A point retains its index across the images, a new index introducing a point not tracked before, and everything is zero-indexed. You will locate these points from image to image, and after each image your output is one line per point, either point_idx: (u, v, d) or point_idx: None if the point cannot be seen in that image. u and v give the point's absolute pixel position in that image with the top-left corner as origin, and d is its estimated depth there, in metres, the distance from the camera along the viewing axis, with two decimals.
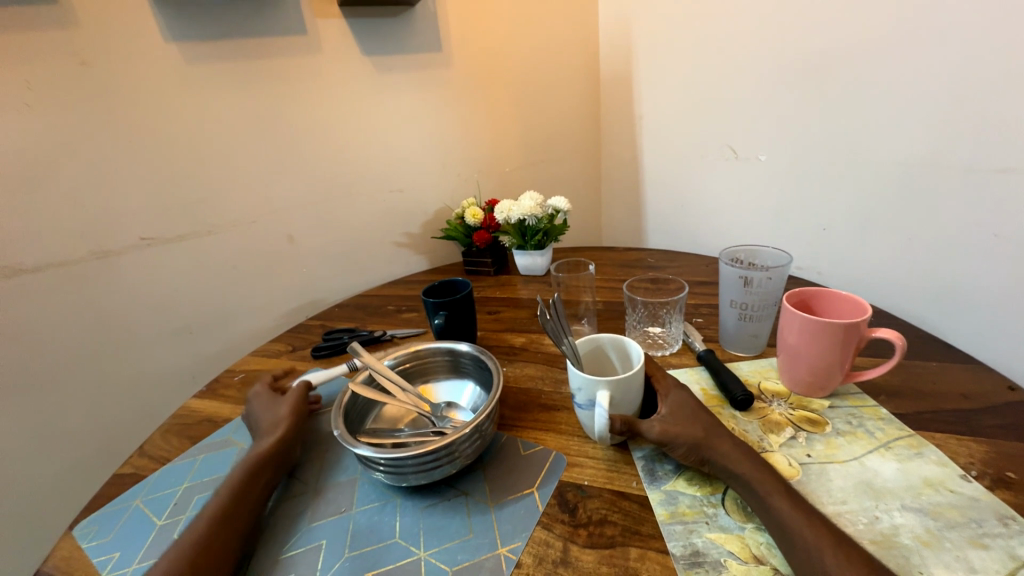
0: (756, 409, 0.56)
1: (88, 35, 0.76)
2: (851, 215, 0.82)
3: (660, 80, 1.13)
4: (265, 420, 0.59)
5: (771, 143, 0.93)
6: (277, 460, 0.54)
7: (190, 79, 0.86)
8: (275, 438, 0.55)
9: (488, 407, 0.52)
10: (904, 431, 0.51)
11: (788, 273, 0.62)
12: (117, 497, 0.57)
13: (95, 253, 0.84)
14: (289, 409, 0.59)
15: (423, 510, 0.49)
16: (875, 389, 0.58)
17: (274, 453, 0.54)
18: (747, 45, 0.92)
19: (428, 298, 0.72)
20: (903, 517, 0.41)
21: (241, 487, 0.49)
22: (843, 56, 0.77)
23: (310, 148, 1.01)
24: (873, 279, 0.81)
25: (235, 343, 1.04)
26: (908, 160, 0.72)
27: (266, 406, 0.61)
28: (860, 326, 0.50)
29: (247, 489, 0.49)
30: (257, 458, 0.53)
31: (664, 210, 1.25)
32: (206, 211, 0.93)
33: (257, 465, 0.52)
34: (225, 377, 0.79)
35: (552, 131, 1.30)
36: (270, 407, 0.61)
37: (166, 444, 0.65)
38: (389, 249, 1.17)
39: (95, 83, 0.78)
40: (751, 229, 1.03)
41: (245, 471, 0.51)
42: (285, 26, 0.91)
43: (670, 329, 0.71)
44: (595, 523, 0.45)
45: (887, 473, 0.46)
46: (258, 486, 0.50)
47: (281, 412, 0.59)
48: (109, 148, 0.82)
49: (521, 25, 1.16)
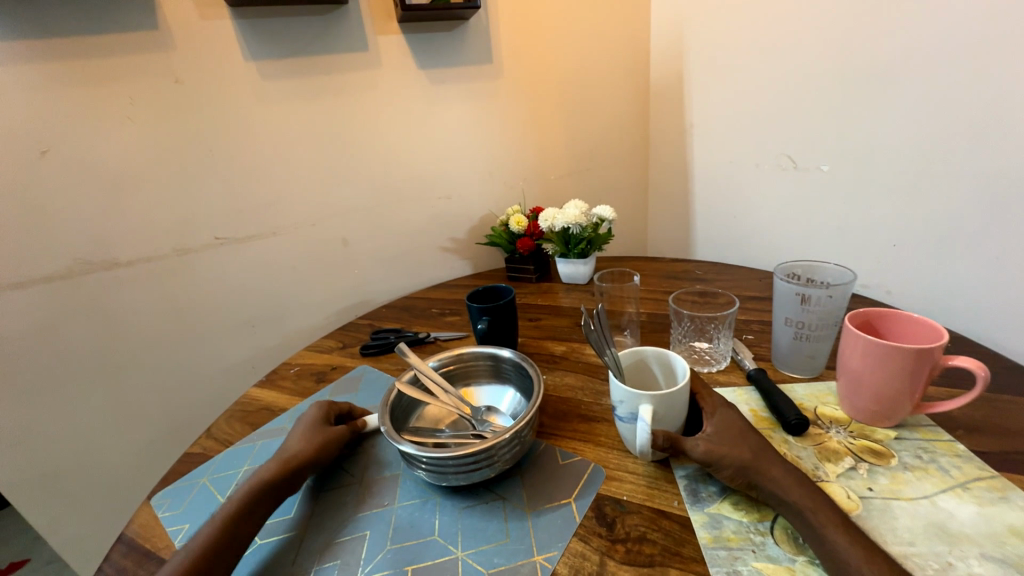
0: (811, 435, 0.53)
1: (181, 55, 0.85)
2: (928, 232, 0.76)
3: (713, 88, 1.10)
4: (290, 441, 0.57)
5: (835, 152, 0.88)
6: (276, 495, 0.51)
7: (264, 93, 0.93)
8: (281, 468, 0.53)
9: (528, 414, 0.52)
10: (986, 471, 0.46)
11: (851, 292, 0.58)
12: (187, 474, 0.62)
13: (176, 251, 0.93)
14: (315, 442, 0.56)
15: (461, 510, 0.51)
16: (951, 422, 0.53)
17: (276, 484, 0.52)
18: (810, 49, 0.88)
19: (472, 303, 0.74)
20: (981, 567, 0.37)
21: (231, 520, 0.47)
22: (920, 59, 0.72)
23: (367, 157, 1.07)
24: (952, 302, 0.74)
25: (292, 338, 1.11)
26: (992, 175, 0.67)
27: (303, 426, 0.59)
28: (934, 352, 0.46)
29: (237, 522, 0.48)
30: (258, 488, 0.51)
31: (713, 220, 1.21)
32: (272, 214, 1.01)
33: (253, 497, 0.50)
34: (283, 369, 0.84)
35: (599, 140, 1.29)
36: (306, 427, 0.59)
37: (230, 428, 0.70)
38: (435, 254, 1.22)
39: (184, 98, 0.87)
40: (810, 242, 0.97)
41: (242, 500, 0.49)
42: (349, 43, 0.97)
43: (718, 345, 0.69)
44: (633, 539, 0.44)
45: (963, 516, 0.42)
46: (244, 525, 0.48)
47: (306, 440, 0.57)
48: (192, 156, 0.90)
49: (572, 35, 1.17)
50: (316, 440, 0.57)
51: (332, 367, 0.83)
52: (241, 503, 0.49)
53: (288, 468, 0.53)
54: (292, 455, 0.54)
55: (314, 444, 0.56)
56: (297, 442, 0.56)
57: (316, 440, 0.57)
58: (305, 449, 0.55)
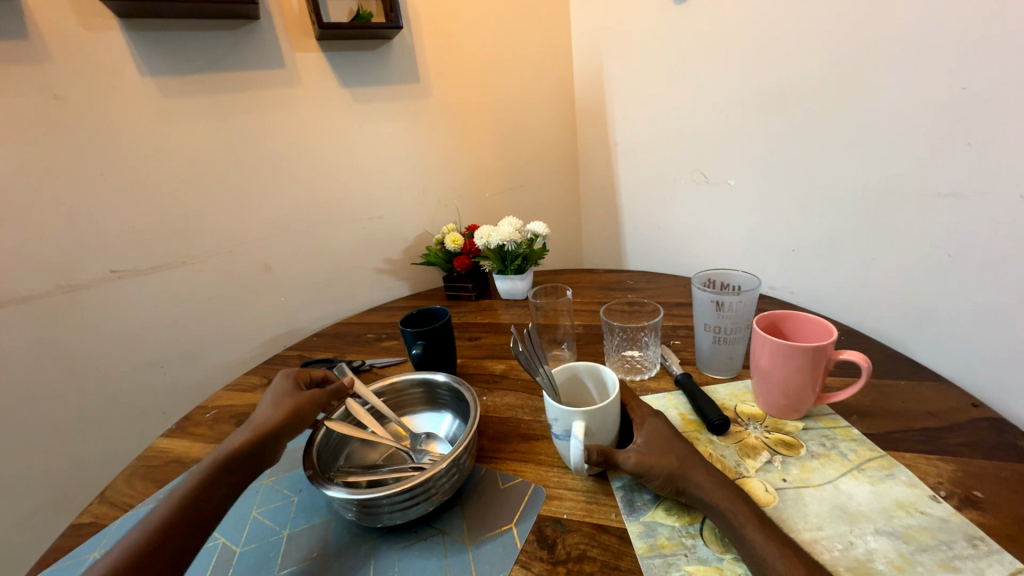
0: (732, 434, 0.56)
1: (60, 70, 0.76)
2: (818, 238, 0.84)
3: (631, 109, 1.17)
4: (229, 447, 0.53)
5: (740, 168, 0.96)
6: (208, 504, 0.46)
7: (164, 111, 0.85)
8: None
9: (465, 441, 0.51)
10: (876, 451, 0.51)
11: (757, 296, 0.63)
12: (73, 550, 0.54)
13: (61, 287, 0.82)
14: None
15: (399, 551, 0.48)
16: (847, 409, 0.59)
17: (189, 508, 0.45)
18: (710, 76, 0.96)
19: (406, 327, 0.71)
20: (876, 542, 0.41)
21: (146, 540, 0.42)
22: (798, 87, 0.81)
23: (288, 177, 1.01)
24: (841, 301, 0.83)
25: (210, 376, 1.01)
26: (868, 187, 0.74)
27: None
28: (827, 348, 0.52)
29: None
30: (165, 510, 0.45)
31: (640, 231, 1.27)
32: (182, 242, 0.92)
33: (171, 517, 0.44)
34: (196, 414, 0.76)
35: (529, 158, 1.33)
36: (265, 400, 0.59)
37: (130, 489, 0.62)
38: (370, 276, 1.17)
39: (65, 117, 0.78)
40: (724, 251, 1.05)
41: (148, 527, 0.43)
42: (263, 61, 0.92)
43: (648, 352, 0.71)
44: (574, 559, 0.44)
45: (861, 497, 0.46)
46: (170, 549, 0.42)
47: (269, 415, 0.56)
48: (81, 182, 0.81)
49: (498, 57, 1.20)
50: (271, 409, 0.56)
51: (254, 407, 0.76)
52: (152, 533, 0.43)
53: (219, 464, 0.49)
54: (223, 454, 0.51)
55: (280, 413, 0.56)
56: (259, 417, 0.56)
57: (285, 409, 0.56)
58: (236, 446, 0.52)
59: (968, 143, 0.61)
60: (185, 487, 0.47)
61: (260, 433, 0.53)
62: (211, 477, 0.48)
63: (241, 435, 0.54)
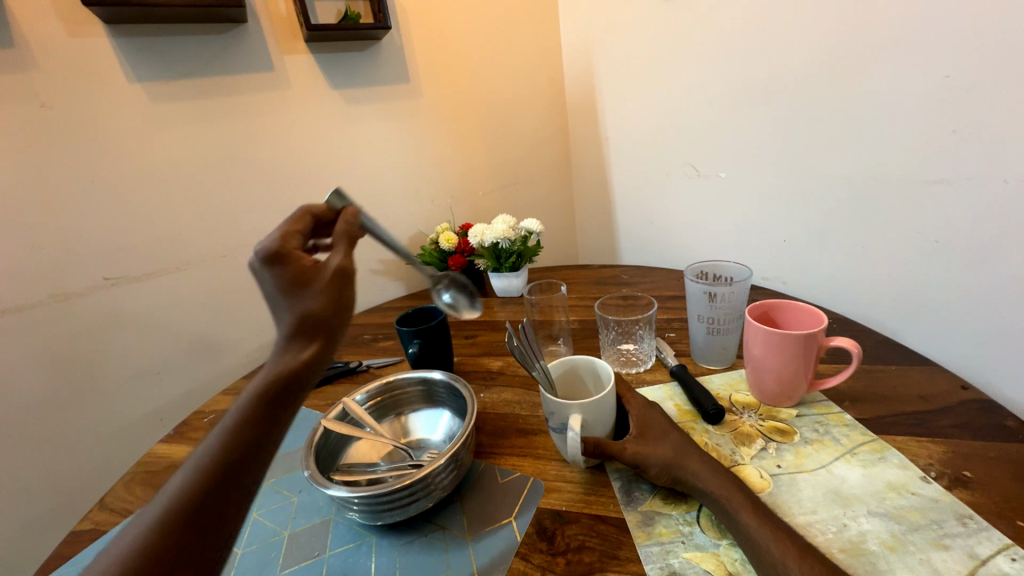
0: (727, 422, 0.57)
1: (48, 78, 0.76)
2: (808, 228, 0.85)
3: (622, 104, 1.17)
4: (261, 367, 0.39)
5: (730, 160, 0.96)
6: (253, 454, 0.36)
7: (154, 116, 0.85)
8: None
9: (463, 436, 0.51)
10: (868, 436, 0.52)
11: (749, 286, 0.64)
12: (73, 557, 0.53)
13: (54, 296, 0.82)
14: None
15: (400, 548, 0.48)
16: (839, 395, 0.60)
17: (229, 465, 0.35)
18: (697, 71, 0.97)
19: (402, 326, 0.72)
20: (869, 523, 0.42)
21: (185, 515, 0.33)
22: (785, 79, 0.82)
23: (280, 180, 1.01)
24: (833, 291, 0.84)
25: (208, 381, 1.01)
26: (855, 177, 0.75)
27: None
28: (817, 335, 0.53)
29: None
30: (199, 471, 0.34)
31: (634, 226, 1.28)
32: (175, 248, 0.92)
33: (209, 477, 0.34)
34: (194, 419, 0.76)
35: (521, 156, 1.33)
36: (269, 286, 0.42)
37: (129, 494, 0.62)
38: (365, 277, 1.17)
39: (53, 125, 0.77)
40: (717, 244, 1.06)
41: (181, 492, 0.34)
42: (252, 64, 0.92)
43: (643, 345, 0.72)
44: (573, 550, 0.45)
45: (854, 480, 0.47)
46: (220, 517, 0.34)
47: (300, 313, 0.40)
48: (71, 190, 0.80)
49: (488, 56, 1.20)
50: (297, 303, 0.41)
51: None
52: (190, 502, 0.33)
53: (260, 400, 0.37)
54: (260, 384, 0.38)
55: (317, 309, 0.40)
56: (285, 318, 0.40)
57: (319, 305, 0.41)
58: (275, 370, 0.38)
59: (952, 130, 0.62)
60: (222, 435, 0.36)
61: (299, 344, 0.40)
62: (252, 417, 0.37)
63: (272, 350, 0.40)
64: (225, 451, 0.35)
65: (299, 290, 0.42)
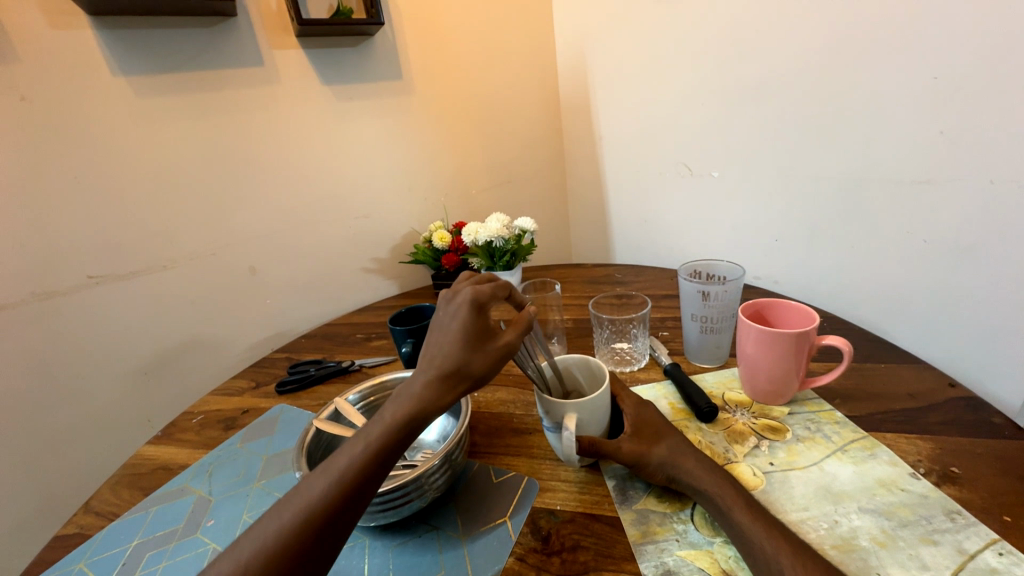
0: (720, 421, 0.58)
1: (29, 70, 0.74)
2: (799, 228, 0.86)
3: (615, 103, 1.17)
4: (401, 394, 0.44)
5: (722, 160, 0.97)
6: (384, 475, 0.41)
7: (141, 111, 0.83)
8: None
9: (458, 435, 0.51)
10: (859, 433, 0.53)
11: (742, 285, 0.65)
12: (57, 562, 0.52)
13: (37, 295, 0.80)
14: None
15: (393, 549, 0.48)
16: (830, 393, 0.60)
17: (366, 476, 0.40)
18: (691, 69, 0.96)
19: (395, 326, 0.71)
20: (860, 520, 0.43)
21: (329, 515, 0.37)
22: (777, 78, 0.82)
23: (271, 177, 0.99)
24: (824, 289, 0.85)
25: (197, 381, 1.00)
26: (847, 177, 0.76)
27: None
28: (809, 334, 0.53)
29: None
30: (342, 476, 0.39)
31: (627, 225, 1.28)
32: (163, 245, 0.90)
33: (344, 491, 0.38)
34: (182, 420, 0.74)
35: (515, 153, 1.33)
36: (458, 323, 0.46)
37: (116, 497, 0.61)
38: (358, 276, 1.16)
39: (35, 119, 0.75)
40: (709, 243, 1.06)
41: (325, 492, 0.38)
42: (241, 59, 0.90)
43: (637, 344, 0.72)
44: (568, 549, 0.45)
45: (844, 477, 0.47)
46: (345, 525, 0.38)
47: (462, 362, 0.45)
48: (55, 187, 0.78)
49: (481, 53, 1.19)
50: (465, 352, 0.45)
51: (242, 410, 0.75)
52: (333, 505, 0.38)
53: (401, 428, 0.42)
54: (402, 413, 0.42)
55: (477, 367, 0.45)
56: (449, 361, 0.45)
57: (481, 367, 0.45)
58: (418, 404, 0.43)
59: (941, 131, 0.63)
60: (367, 450, 0.40)
61: (446, 390, 0.44)
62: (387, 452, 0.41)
63: (427, 383, 0.44)
64: (366, 465, 0.40)
65: (471, 344, 0.45)
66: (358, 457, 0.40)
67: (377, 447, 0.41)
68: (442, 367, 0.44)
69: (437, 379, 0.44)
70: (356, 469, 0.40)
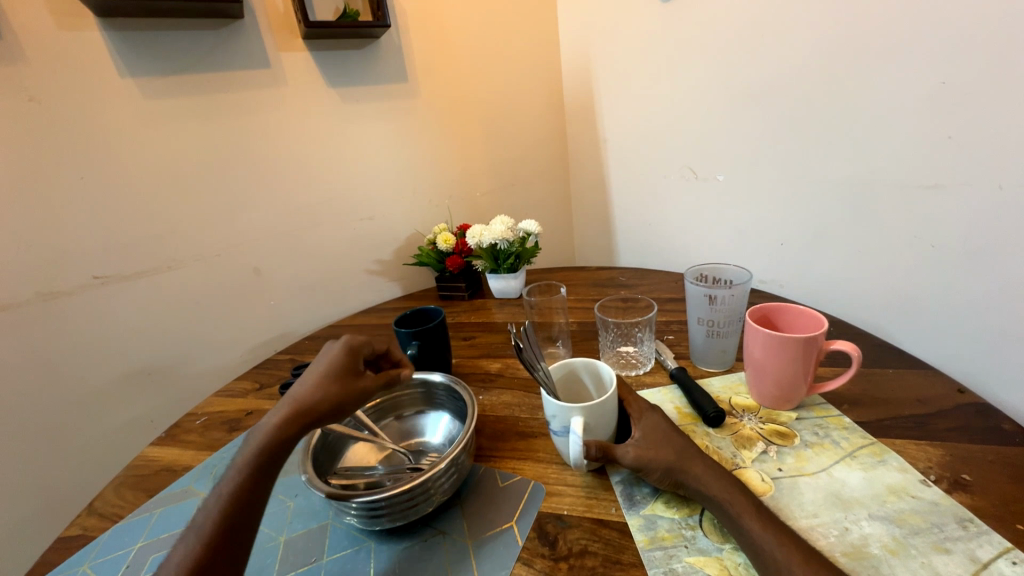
0: (727, 425, 0.57)
1: (38, 71, 0.74)
2: (805, 231, 0.86)
3: (620, 106, 1.17)
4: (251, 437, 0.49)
5: (728, 164, 0.97)
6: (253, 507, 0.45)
7: (147, 112, 0.84)
8: None
9: (464, 439, 0.51)
10: (868, 439, 0.52)
11: (749, 289, 0.64)
12: (60, 564, 0.52)
13: (41, 295, 0.80)
14: None
15: (399, 553, 0.47)
16: (839, 398, 0.60)
17: (231, 511, 0.44)
18: (697, 73, 0.97)
19: (400, 328, 0.71)
20: (871, 527, 0.42)
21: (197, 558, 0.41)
22: (784, 82, 0.82)
23: (276, 179, 0.99)
24: (832, 294, 0.84)
25: (200, 382, 0.99)
26: (854, 181, 0.76)
27: None
28: (818, 339, 0.53)
29: None
30: (207, 521, 0.43)
31: (632, 228, 1.28)
32: (168, 246, 0.90)
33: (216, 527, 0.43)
34: (187, 422, 0.74)
35: (519, 156, 1.33)
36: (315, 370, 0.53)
37: (120, 499, 0.60)
38: (362, 277, 1.16)
39: (43, 119, 0.75)
40: (714, 246, 1.06)
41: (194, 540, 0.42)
42: (248, 61, 0.91)
43: (643, 348, 0.72)
44: (575, 555, 0.44)
45: (854, 483, 0.47)
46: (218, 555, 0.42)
47: (303, 397, 0.50)
48: (62, 187, 0.78)
49: (486, 56, 1.20)
50: (307, 388, 0.51)
51: (247, 412, 0.75)
52: (202, 549, 0.41)
53: (253, 463, 0.46)
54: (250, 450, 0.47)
55: (318, 398, 0.50)
56: (297, 395, 0.50)
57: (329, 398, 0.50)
58: (264, 439, 0.47)
59: (948, 136, 0.63)
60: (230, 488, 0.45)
61: (291, 421, 0.48)
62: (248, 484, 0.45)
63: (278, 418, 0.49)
64: (227, 504, 0.44)
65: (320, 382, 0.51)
66: (219, 501, 0.44)
67: (233, 486, 0.45)
68: (284, 405, 0.50)
69: (279, 415, 0.49)
70: (222, 507, 0.44)
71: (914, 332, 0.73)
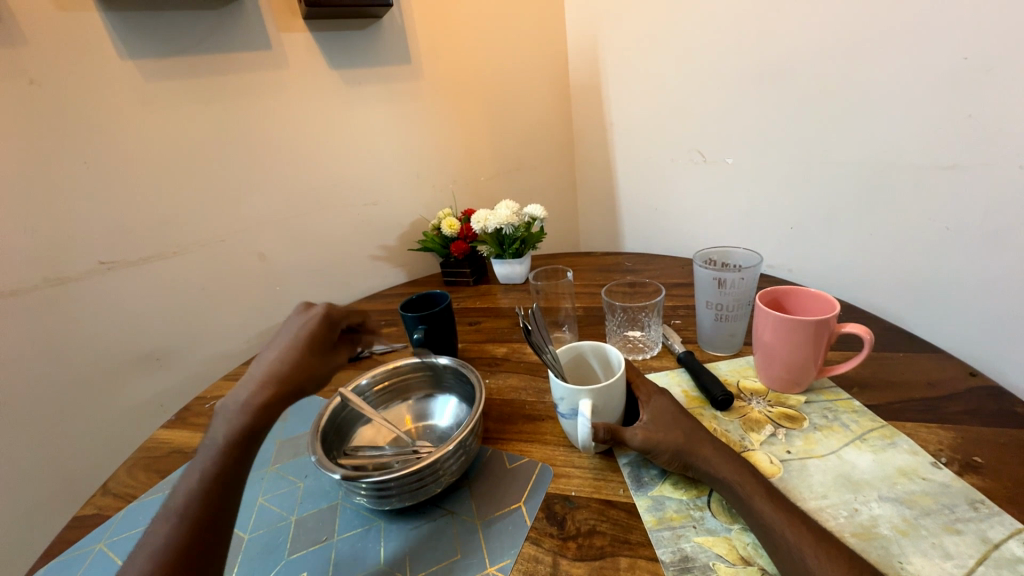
0: (735, 409, 0.57)
1: (38, 53, 0.73)
2: (816, 215, 0.84)
3: (627, 88, 1.15)
4: (221, 416, 0.50)
5: (737, 147, 0.95)
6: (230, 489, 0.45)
7: (149, 95, 0.83)
8: None
9: (472, 422, 0.51)
10: (878, 422, 0.52)
11: (759, 272, 0.64)
12: (78, 541, 0.53)
13: (48, 280, 0.80)
14: None
15: (409, 532, 0.48)
16: (848, 381, 0.59)
17: (217, 489, 0.44)
18: (708, 52, 0.94)
19: (406, 312, 0.71)
20: (881, 508, 0.42)
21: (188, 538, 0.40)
22: (798, 61, 0.80)
23: (279, 163, 0.98)
24: (842, 279, 0.83)
25: (208, 367, 1.00)
26: (868, 163, 0.74)
27: None
28: (830, 322, 0.52)
29: None
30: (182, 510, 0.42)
31: (638, 213, 1.26)
32: (174, 231, 0.90)
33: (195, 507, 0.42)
34: (196, 405, 0.75)
35: (524, 140, 1.31)
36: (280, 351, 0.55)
37: (133, 479, 0.61)
38: (366, 263, 1.16)
39: (43, 102, 0.75)
40: (722, 231, 1.04)
41: (176, 523, 0.41)
42: (249, 42, 0.89)
43: (650, 332, 0.72)
44: (584, 534, 0.45)
45: (864, 466, 0.47)
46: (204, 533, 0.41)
47: (278, 372, 0.52)
48: (65, 172, 0.78)
49: (491, 36, 1.17)
50: (281, 364, 0.53)
51: None
52: (188, 530, 0.41)
53: (232, 446, 0.47)
54: (228, 434, 0.48)
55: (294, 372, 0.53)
56: (269, 373, 0.52)
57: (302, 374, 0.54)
58: (241, 421, 0.49)
59: (969, 115, 0.61)
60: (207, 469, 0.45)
61: (273, 400, 0.50)
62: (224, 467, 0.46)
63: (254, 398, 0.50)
64: (209, 484, 0.44)
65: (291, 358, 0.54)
66: (196, 484, 0.44)
67: (217, 466, 0.45)
68: (260, 384, 0.51)
69: (261, 393, 0.50)
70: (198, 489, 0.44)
71: (926, 316, 0.73)
